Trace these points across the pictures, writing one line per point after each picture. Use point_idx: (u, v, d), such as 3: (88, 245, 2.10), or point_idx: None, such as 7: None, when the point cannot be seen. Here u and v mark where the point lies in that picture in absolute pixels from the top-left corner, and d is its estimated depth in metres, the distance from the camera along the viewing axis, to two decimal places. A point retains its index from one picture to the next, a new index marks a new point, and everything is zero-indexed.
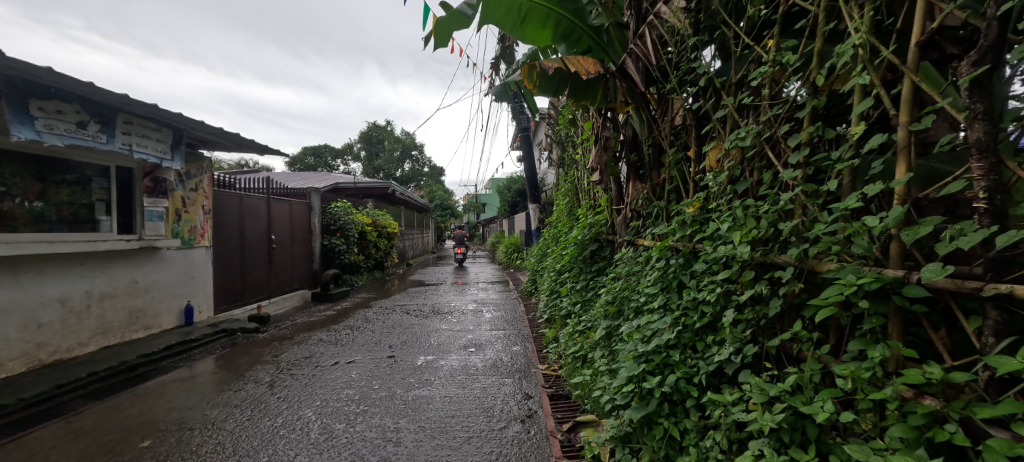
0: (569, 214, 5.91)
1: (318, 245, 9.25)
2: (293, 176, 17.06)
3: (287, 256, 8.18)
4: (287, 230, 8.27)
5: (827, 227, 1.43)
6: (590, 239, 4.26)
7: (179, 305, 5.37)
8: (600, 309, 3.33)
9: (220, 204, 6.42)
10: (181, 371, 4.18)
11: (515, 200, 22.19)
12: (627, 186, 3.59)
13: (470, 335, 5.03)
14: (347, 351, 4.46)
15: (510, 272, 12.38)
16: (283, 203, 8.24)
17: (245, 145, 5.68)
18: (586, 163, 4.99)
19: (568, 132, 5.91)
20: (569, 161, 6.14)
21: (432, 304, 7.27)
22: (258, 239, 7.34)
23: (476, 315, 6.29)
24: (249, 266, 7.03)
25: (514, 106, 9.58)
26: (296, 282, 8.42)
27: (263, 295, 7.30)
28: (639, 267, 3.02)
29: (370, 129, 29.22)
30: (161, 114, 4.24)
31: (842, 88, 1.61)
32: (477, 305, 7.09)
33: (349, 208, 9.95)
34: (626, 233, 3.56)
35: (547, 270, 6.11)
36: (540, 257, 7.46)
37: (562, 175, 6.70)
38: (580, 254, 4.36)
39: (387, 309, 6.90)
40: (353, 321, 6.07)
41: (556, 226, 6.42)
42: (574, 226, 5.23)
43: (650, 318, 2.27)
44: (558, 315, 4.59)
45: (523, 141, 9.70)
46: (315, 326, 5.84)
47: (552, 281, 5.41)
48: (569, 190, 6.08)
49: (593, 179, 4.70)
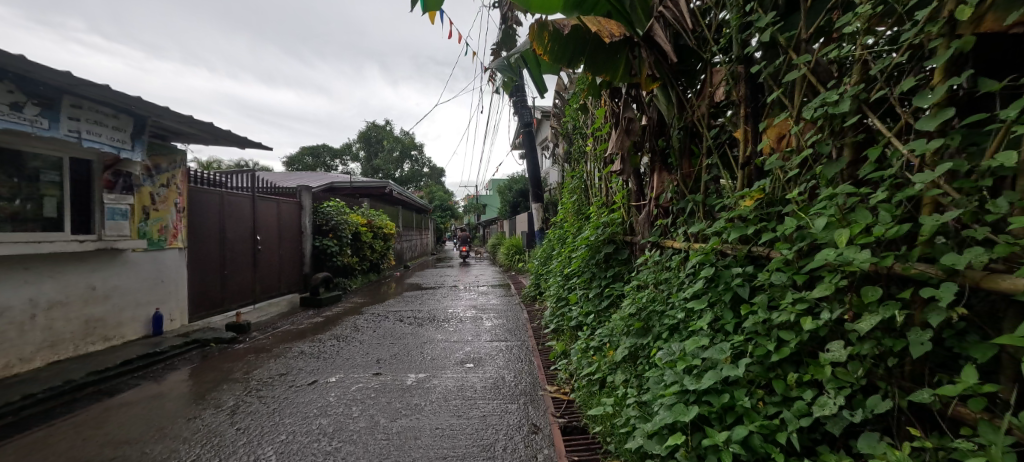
0: (578, 213, 5.39)
1: (309, 247, 8.74)
2: (288, 176, 16.54)
3: (275, 259, 7.67)
4: (276, 231, 7.78)
5: (1017, 221, 0.91)
6: (604, 241, 3.75)
7: (145, 312, 4.87)
8: (620, 323, 2.80)
9: (199, 202, 5.94)
10: (137, 390, 3.66)
11: (517, 201, 21.66)
12: (651, 179, 3.08)
13: (468, 348, 4.48)
14: (327, 368, 3.93)
15: (511, 276, 11.88)
16: (271, 203, 7.75)
17: (218, 136, 5.21)
18: (598, 156, 4.48)
19: (576, 125, 5.41)
20: (577, 157, 5.63)
21: (429, 310, 6.75)
22: (242, 240, 6.84)
23: (475, 323, 5.77)
24: (231, 269, 6.53)
25: (516, 101, 9.09)
26: (284, 286, 7.90)
27: (247, 300, 6.80)
28: (670, 275, 2.51)
29: (369, 128, 28.76)
30: (116, 97, 3.73)
31: (1003, 20, 1.10)
32: (476, 312, 6.58)
33: (342, 208, 9.44)
34: (649, 234, 3.04)
35: (553, 275, 5.59)
36: (545, 260, 6.95)
37: (568, 172, 6.20)
38: (592, 257, 3.83)
39: (379, 316, 6.38)
40: (341, 329, 5.55)
41: (562, 227, 5.91)
42: (583, 226, 4.71)
43: (696, 342, 1.76)
44: (567, 326, 4.06)
45: (526, 137, 9.20)
46: (299, 335, 5.32)
47: (559, 287, 4.88)
48: (577, 188, 5.57)
49: (607, 174, 4.19)
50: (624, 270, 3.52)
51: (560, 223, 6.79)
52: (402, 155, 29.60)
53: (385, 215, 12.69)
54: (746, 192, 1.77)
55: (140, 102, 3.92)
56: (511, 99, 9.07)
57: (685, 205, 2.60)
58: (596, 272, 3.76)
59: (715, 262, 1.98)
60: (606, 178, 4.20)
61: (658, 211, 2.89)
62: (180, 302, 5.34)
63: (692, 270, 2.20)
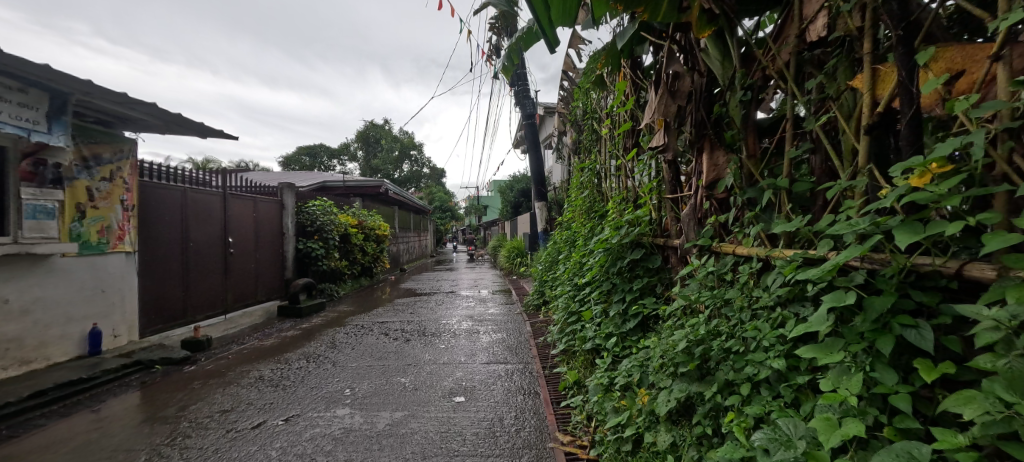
0: (590, 213, 4.64)
1: (291, 250, 7.99)
2: (281, 176, 15.85)
3: (251, 263, 6.94)
4: (252, 233, 7.05)
5: None
6: (629, 245, 2.99)
7: (80, 329, 4.13)
8: (661, 359, 2.04)
9: (156, 199, 5.20)
10: (41, 431, 2.92)
11: (519, 201, 20.88)
12: (694, 161, 2.32)
13: (459, 374, 3.70)
14: (282, 403, 3.15)
15: (513, 279, 11.12)
16: (248, 201, 7.04)
17: (168, 121, 4.49)
18: (618, 143, 3.73)
19: (590, 109, 4.65)
20: (589, 147, 4.88)
21: (420, 321, 5.99)
22: (212, 243, 6.11)
23: (471, 338, 5.01)
24: (197, 276, 5.79)
25: (518, 90, 8.31)
26: (261, 293, 7.15)
27: (216, 311, 6.06)
28: (738, 295, 1.74)
29: (367, 127, 28.05)
30: (16, 66, 3.02)
31: None
32: (473, 323, 5.81)
33: (329, 207, 8.69)
34: (694, 236, 2.28)
35: (561, 283, 4.82)
36: (550, 265, 6.20)
37: (578, 166, 5.44)
38: (610, 265, 3.06)
39: (363, 329, 5.61)
40: (315, 346, 4.80)
41: (572, 227, 5.14)
42: (599, 227, 3.94)
43: (839, 429, 0.99)
44: (581, 349, 3.30)
45: (528, 129, 8.43)
46: (264, 354, 4.56)
47: (569, 300, 4.12)
48: (590, 183, 4.81)
49: (630, 164, 3.44)
50: (659, 283, 2.74)
51: (568, 223, 6.02)
52: (401, 155, 28.85)
53: (379, 215, 11.95)
54: (911, 165, 1.04)
55: (52, 73, 3.19)
56: (512, 89, 8.33)
57: (756, 193, 1.85)
58: (617, 284, 2.99)
59: (840, 281, 1.22)
60: (629, 170, 3.44)
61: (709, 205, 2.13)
62: (127, 315, 4.61)
63: (785, 292, 1.46)
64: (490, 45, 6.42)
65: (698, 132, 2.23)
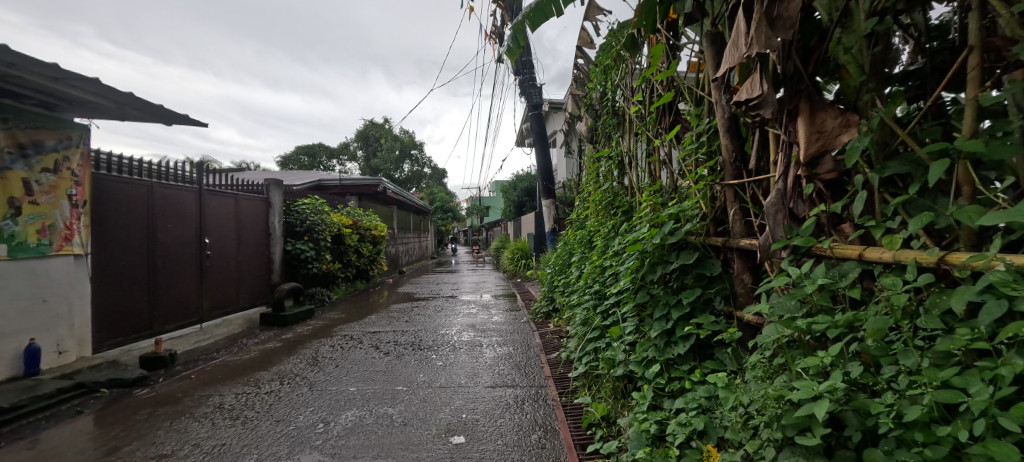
0: (611, 210, 3.98)
1: (278, 252, 7.37)
2: (274, 176, 15.17)
3: (231, 267, 6.31)
4: (233, 233, 6.43)
5: None
6: (675, 247, 2.34)
7: (13, 346, 3.53)
8: (751, 416, 1.39)
9: (116, 193, 4.59)
10: None
11: (521, 200, 20.25)
12: (789, 126, 1.64)
13: (458, 403, 3.05)
14: (237, 445, 2.51)
15: (517, 283, 10.51)
16: (228, 198, 6.40)
17: (122, 103, 3.89)
18: (650, 123, 3.10)
19: (612, 89, 4.02)
20: (611, 133, 4.23)
21: (416, 332, 5.36)
22: (184, 244, 5.49)
23: (473, 353, 4.38)
24: (166, 281, 5.17)
25: (524, 79, 7.67)
26: (243, 299, 6.52)
27: (190, 320, 5.44)
28: (893, 323, 1.11)
29: (366, 126, 27.42)
30: None
31: None
32: (475, 334, 5.19)
33: (319, 206, 8.07)
34: (789, 232, 1.60)
35: (577, 290, 4.18)
36: (562, 269, 5.54)
37: (594, 157, 4.80)
38: (649, 272, 2.40)
39: (351, 341, 4.98)
40: (293, 363, 4.16)
41: (588, 226, 4.50)
42: (624, 226, 3.30)
43: None
44: (609, 376, 2.66)
45: (534, 121, 7.77)
46: (233, 373, 3.92)
47: (590, 312, 3.46)
48: (610, 175, 4.15)
49: (669, 147, 2.80)
50: (718, 296, 2.09)
51: (581, 222, 5.40)
52: (402, 154, 28.21)
53: (375, 215, 11.32)
54: None
55: None
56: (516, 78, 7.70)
57: (909, 168, 1.22)
58: (658, 296, 2.35)
59: None
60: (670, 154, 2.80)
61: (810, 190, 1.48)
62: (75, 328, 3.99)
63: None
64: (494, 25, 5.79)
65: (774, 88, 1.63)
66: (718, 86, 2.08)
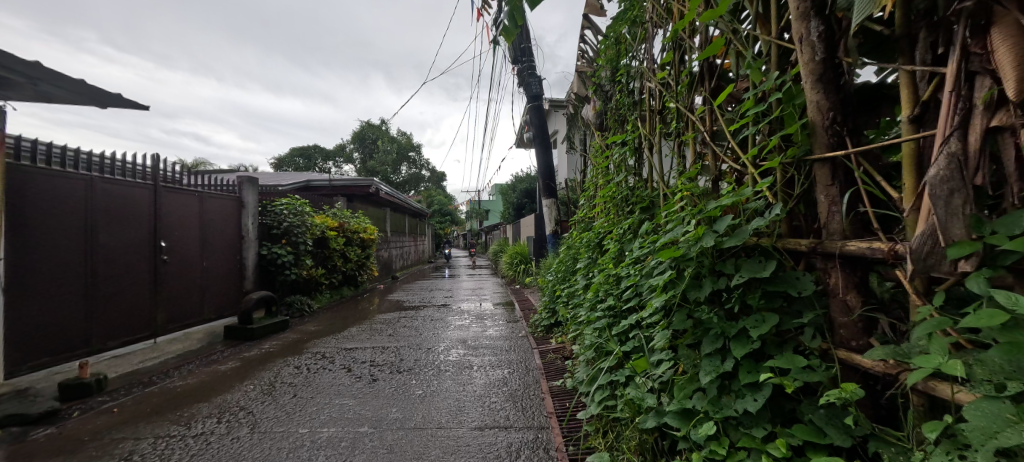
0: (627, 207, 3.30)
1: (252, 256, 6.68)
2: (263, 176, 14.44)
3: (193, 274, 5.62)
4: (196, 235, 5.73)
5: None
6: (731, 254, 1.65)
7: None
8: None
9: (42, 188, 3.90)
10: None
11: (521, 202, 19.61)
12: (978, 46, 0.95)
13: (433, 455, 2.35)
14: None
15: (516, 289, 9.82)
16: (191, 195, 5.70)
17: (36, 78, 3.23)
18: (682, 92, 2.42)
19: (628, 61, 3.35)
20: (625, 115, 3.56)
21: (399, 349, 4.67)
22: (133, 248, 4.80)
23: (462, 378, 3.67)
24: (109, 290, 4.48)
25: (523, 68, 7.00)
26: (208, 310, 5.82)
27: (141, 335, 4.75)
28: None
29: (364, 127, 26.82)
30: None
31: None
32: (467, 353, 4.48)
33: (299, 206, 7.40)
34: (975, 224, 0.93)
35: (585, 302, 3.49)
36: (565, 277, 4.84)
37: (603, 147, 4.12)
38: (691, 289, 1.71)
39: (322, 361, 4.28)
40: (244, 392, 3.45)
41: (598, 227, 3.82)
42: (649, 226, 2.62)
43: None
44: (635, 427, 1.97)
45: (535, 115, 7.10)
46: (167, 405, 3.22)
47: (604, 333, 2.77)
48: (625, 166, 3.48)
49: (711, 118, 2.13)
50: (808, 328, 1.39)
51: (588, 223, 4.72)
52: (399, 156, 27.58)
53: (365, 217, 10.64)
54: None
55: None
56: (514, 67, 7.04)
57: None
58: (708, 324, 1.65)
59: None
60: (712, 127, 2.12)
61: None
62: None
63: None
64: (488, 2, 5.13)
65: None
66: (798, 16, 1.43)
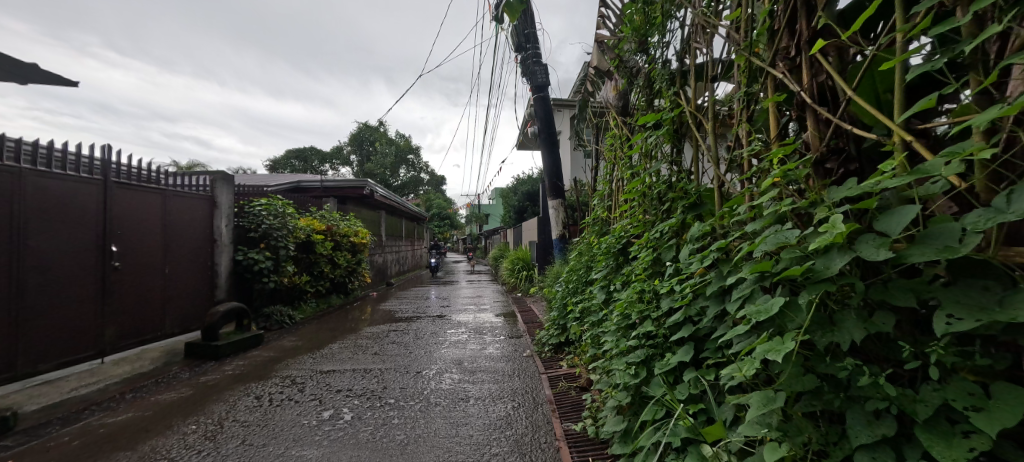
0: (663, 205, 2.62)
1: (225, 262, 6.00)
2: (250, 177, 13.71)
3: (152, 283, 4.94)
4: (158, 238, 5.06)
5: None
6: (895, 273, 1.00)
7: None
8: None
9: None
10: None
11: (523, 206, 18.96)
12: None
13: None
14: None
15: (519, 298, 9.14)
16: (151, 193, 5.02)
17: None
18: (755, 43, 1.76)
19: (664, 23, 2.69)
20: (660, 92, 2.90)
21: (383, 374, 3.97)
22: (75, 254, 4.11)
23: (456, 416, 2.97)
24: (41, 304, 3.80)
25: (528, 55, 6.34)
26: (169, 324, 5.13)
27: (84, 355, 4.10)
28: None
29: (361, 129, 26.20)
30: None
31: None
32: (462, 378, 3.78)
33: (280, 207, 6.72)
34: None
35: (608, 325, 2.80)
36: (578, 289, 4.16)
37: (626, 135, 3.45)
38: (818, 331, 1.06)
39: (289, 389, 3.59)
40: (181, 435, 2.75)
41: (623, 231, 3.15)
42: (710, 230, 1.93)
43: None
44: None
45: (541, 107, 6.42)
46: (79, 455, 2.53)
47: (643, 372, 2.09)
48: (658, 155, 2.81)
49: (813, 71, 1.49)
50: None
51: (605, 227, 4.06)
52: (397, 159, 26.93)
53: (357, 220, 9.97)
54: None
55: None
56: (518, 55, 6.40)
57: None
58: (854, 390, 1.00)
59: None
60: (814, 83, 1.49)
61: None
62: None
63: None
64: None
65: None
66: None
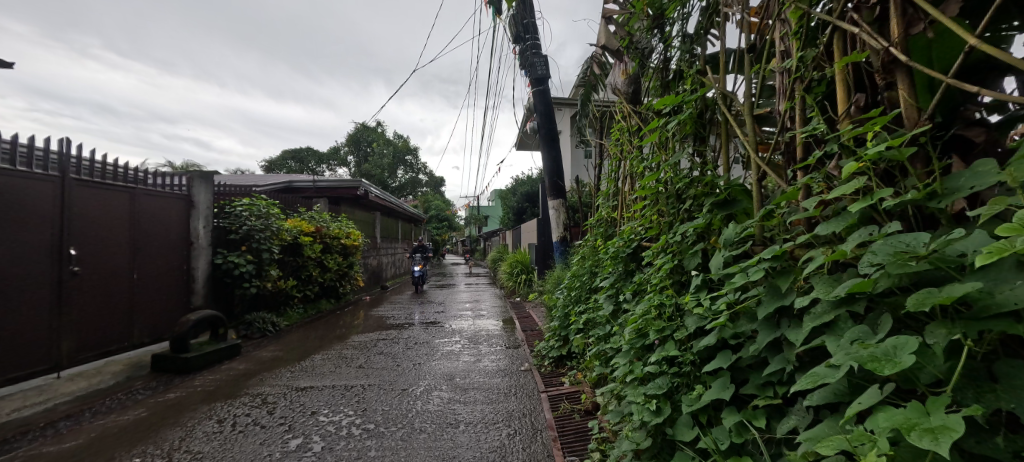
0: (683, 204, 2.25)
1: (203, 266, 5.60)
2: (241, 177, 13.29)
3: (118, 289, 4.54)
4: (125, 241, 4.67)
5: None
6: None
7: None
8: None
9: None
10: None
11: (522, 208, 18.55)
12: None
13: None
14: None
15: (518, 303, 8.75)
16: (119, 192, 4.63)
17: None
18: None
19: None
20: (678, 74, 2.52)
21: (365, 391, 3.57)
22: (26, 257, 3.71)
23: (442, 446, 2.57)
24: None
25: (528, 46, 5.96)
26: (137, 333, 4.73)
27: (36, 370, 3.70)
28: None
29: (359, 130, 25.80)
30: None
31: None
32: (453, 398, 3.37)
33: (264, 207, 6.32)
34: None
35: (617, 342, 2.42)
36: (582, 297, 3.78)
37: (637, 126, 3.08)
38: (972, 391, 0.69)
39: (258, 410, 3.19)
40: None
41: (635, 234, 2.76)
42: (755, 236, 1.54)
43: None
44: None
45: (541, 101, 6.04)
46: None
47: (665, 407, 1.71)
48: (677, 146, 2.42)
49: (905, 18, 1.11)
50: None
51: (611, 229, 3.68)
52: (395, 160, 26.52)
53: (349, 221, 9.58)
54: None
55: None
56: (517, 46, 6.03)
57: None
58: None
59: None
60: (907, 34, 1.10)
61: None
62: None
63: None
64: None
65: None
66: None
